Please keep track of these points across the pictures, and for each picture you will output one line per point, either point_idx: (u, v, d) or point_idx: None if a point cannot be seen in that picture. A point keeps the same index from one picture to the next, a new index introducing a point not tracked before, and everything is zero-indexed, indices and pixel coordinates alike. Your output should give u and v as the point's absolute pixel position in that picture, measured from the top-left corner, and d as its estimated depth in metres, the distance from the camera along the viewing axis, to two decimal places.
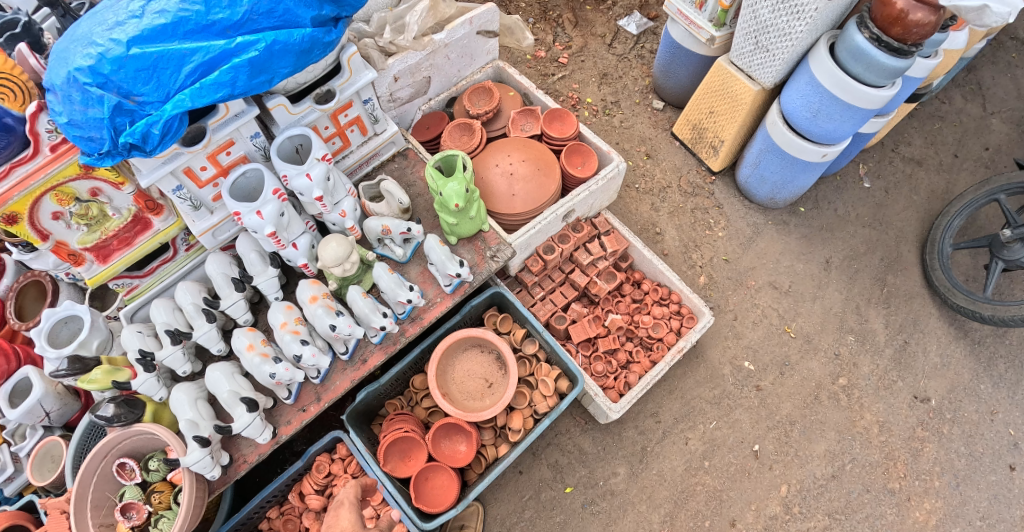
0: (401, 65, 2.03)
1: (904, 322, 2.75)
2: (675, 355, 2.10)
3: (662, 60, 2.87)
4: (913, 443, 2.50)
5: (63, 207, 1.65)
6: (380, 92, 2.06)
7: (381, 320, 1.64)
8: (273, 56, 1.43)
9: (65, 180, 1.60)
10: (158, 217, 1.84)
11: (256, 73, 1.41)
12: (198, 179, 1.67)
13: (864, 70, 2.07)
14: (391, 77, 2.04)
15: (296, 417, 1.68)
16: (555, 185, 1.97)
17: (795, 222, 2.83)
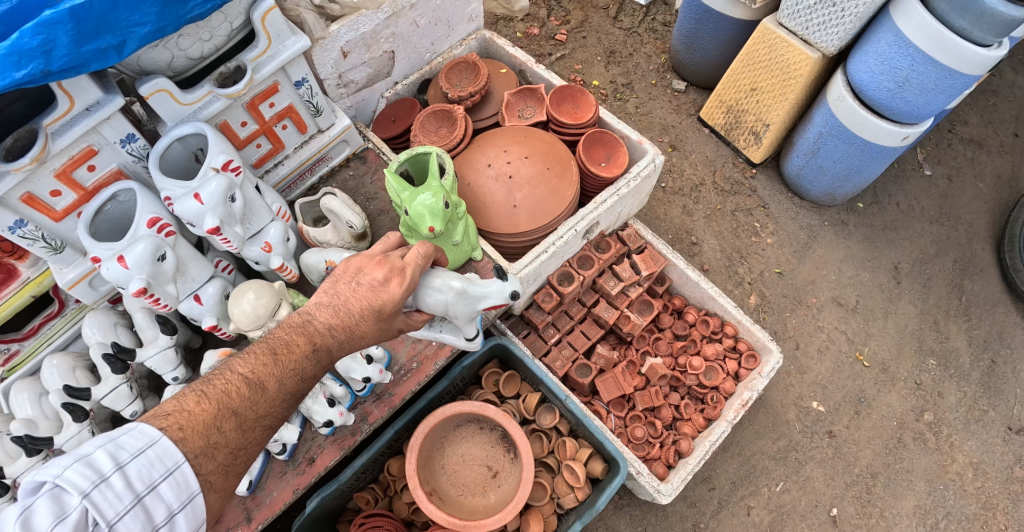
0: (349, 34, 1.51)
1: (989, 336, 2.26)
2: (738, 411, 1.56)
3: (682, 30, 2.37)
4: (1015, 488, 2.00)
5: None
6: (325, 73, 1.55)
7: (327, 412, 1.13)
8: (116, 4, 0.91)
9: None
10: (24, 262, 1.28)
11: (87, 36, 0.89)
12: (51, 210, 1.15)
13: (972, 24, 1.59)
14: (338, 50, 1.52)
15: None
16: (572, 191, 1.46)
17: (855, 221, 2.32)
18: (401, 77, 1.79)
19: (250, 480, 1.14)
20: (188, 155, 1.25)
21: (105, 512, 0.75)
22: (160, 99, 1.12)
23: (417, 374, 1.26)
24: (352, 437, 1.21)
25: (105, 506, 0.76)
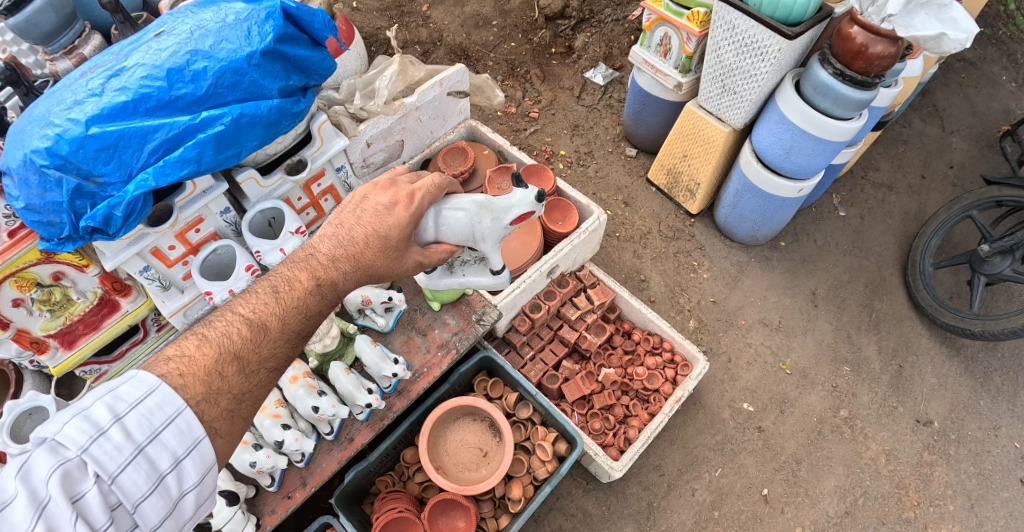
0: (373, 129, 2.03)
1: (896, 346, 2.75)
2: (673, 406, 2.05)
3: (631, 109, 3.02)
4: (922, 469, 2.45)
5: (23, 293, 1.61)
6: (353, 158, 2.04)
7: (366, 396, 1.56)
8: (240, 129, 1.40)
9: (25, 265, 1.57)
10: (125, 298, 1.82)
11: (223, 147, 1.39)
12: (167, 259, 1.66)
13: (832, 103, 2.21)
14: (364, 142, 2.03)
15: (282, 505, 1.53)
16: (536, 243, 2.03)
17: (777, 256, 2.90)
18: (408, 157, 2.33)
19: (306, 454, 1.55)
20: (265, 223, 1.75)
21: (109, 454, 0.96)
22: (250, 184, 1.66)
23: (428, 377, 1.70)
24: (381, 422, 1.64)
25: (107, 448, 0.96)
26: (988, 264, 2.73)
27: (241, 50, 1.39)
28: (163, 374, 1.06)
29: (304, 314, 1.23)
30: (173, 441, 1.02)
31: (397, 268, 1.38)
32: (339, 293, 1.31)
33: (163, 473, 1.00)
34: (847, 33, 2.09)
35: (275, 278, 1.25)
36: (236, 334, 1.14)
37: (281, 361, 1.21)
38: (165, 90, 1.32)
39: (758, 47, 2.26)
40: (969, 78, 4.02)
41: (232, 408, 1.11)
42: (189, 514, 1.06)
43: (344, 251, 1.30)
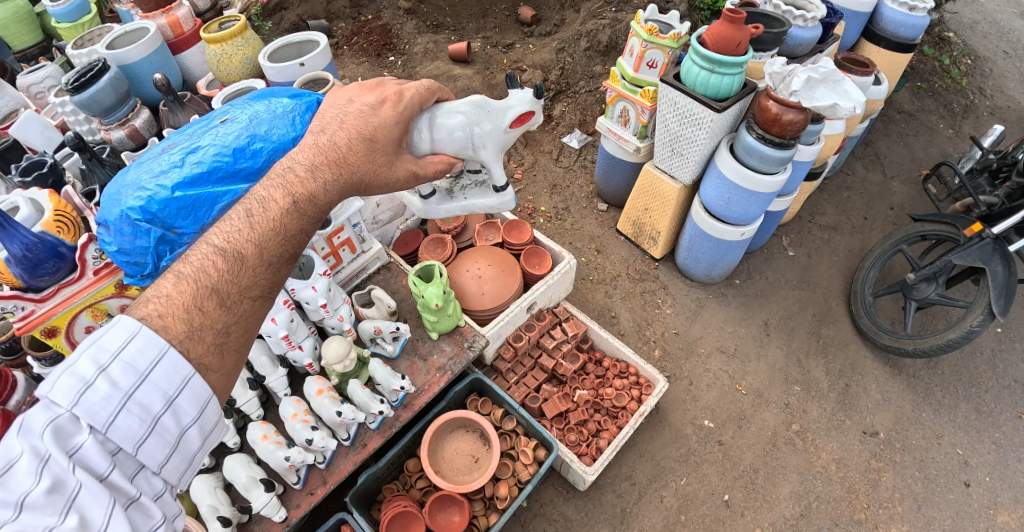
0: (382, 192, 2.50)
1: (843, 367, 3.11)
2: (638, 419, 2.41)
3: (601, 169, 3.53)
4: (871, 475, 2.76)
5: (96, 321, 2.01)
6: (365, 216, 2.50)
7: (379, 405, 1.94)
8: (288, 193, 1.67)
9: (102, 298, 1.97)
10: None
11: None
12: None
13: (759, 162, 2.60)
14: (374, 203, 2.50)
15: (306, 500, 1.87)
16: (518, 282, 2.45)
17: (732, 293, 3.35)
18: (411, 215, 2.78)
19: (327, 456, 1.91)
20: None
21: (99, 405, 1.09)
22: None
23: (428, 392, 2.08)
24: (388, 430, 2.00)
25: (97, 399, 1.09)
26: (918, 289, 3.10)
27: (288, 134, 1.65)
28: (143, 316, 1.15)
29: (282, 236, 1.30)
30: (162, 383, 1.14)
31: (384, 174, 1.47)
32: (320, 209, 1.37)
33: (158, 414, 1.14)
34: (766, 105, 2.49)
35: (251, 202, 1.31)
36: (212, 267, 1.21)
37: (265, 290, 1.29)
38: (231, 163, 1.61)
39: (694, 118, 2.69)
40: (908, 128, 4.51)
41: (218, 343, 1.21)
42: (196, 445, 1.23)
43: (324, 158, 1.38)
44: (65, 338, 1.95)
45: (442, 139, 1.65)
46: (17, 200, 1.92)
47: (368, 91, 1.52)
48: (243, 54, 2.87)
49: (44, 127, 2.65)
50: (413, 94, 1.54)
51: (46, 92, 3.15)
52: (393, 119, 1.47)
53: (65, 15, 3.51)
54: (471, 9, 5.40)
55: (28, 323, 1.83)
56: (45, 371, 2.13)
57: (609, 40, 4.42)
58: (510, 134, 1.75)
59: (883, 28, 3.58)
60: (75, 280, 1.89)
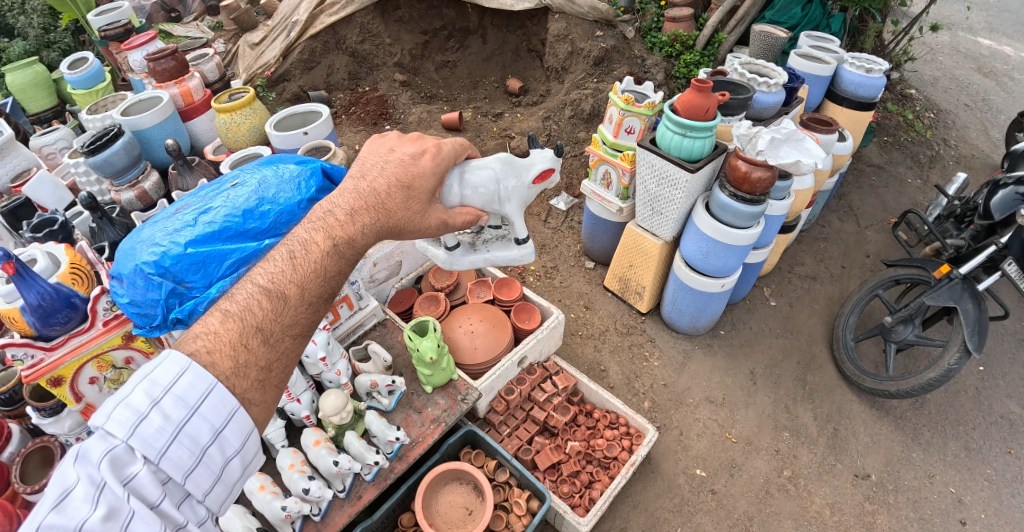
0: (380, 253, 2.65)
1: (830, 412, 3.18)
2: (630, 469, 2.46)
3: (587, 229, 3.72)
4: (866, 518, 2.77)
5: (100, 372, 2.08)
6: (363, 276, 2.63)
7: (375, 455, 2.01)
8: None
9: (107, 349, 2.05)
10: None
11: None
12: None
13: (733, 218, 2.76)
14: (372, 263, 2.64)
15: None
16: (508, 336, 2.57)
17: (717, 343, 3.45)
18: (405, 275, 2.91)
19: (322, 508, 1.95)
20: None
21: (153, 437, 1.19)
22: None
23: (422, 444, 2.15)
24: (385, 480, 2.06)
25: (151, 430, 1.19)
26: (896, 332, 3.20)
27: (295, 198, 1.83)
28: (193, 352, 1.26)
29: (321, 277, 1.38)
30: (211, 416, 1.24)
31: (418, 221, 1.53)
32: (357, 250, 1.45)
33: (206, 444, 1.24)
34: (735, 164, 2.66)
35: (292, 243, 1.39)
36: (257, 305, 1.31)
37: (304, 328, 1.37)
38: (241, 224, 1.75)
39: (672, 178, 2.88)
40: (878, 181, 4.76)
41: (260, 379, 1.30)
42: (236, 474, 1.33)
43: (363, 203, 1.46)
44: (70, 388, 2.02)
45: (470, 194, 1.75)
46: (34, 253, 2.03)
47: (408, 141, 1.60)
48: (251, 123, 3.10)
49: (56, 186, 2.84)
50: (450, 147, 1.64)
51: (58, 153, 3.35)
52: (430, 169, 1.56)
53: (82, 83, 3.81)
54: (463, 82, 5.96)
55: (36, 371, 1.90)
56: (44, 422, 2.17)
57: (592, 108, 4.74)
58: (532, 189, 1.89)
59: (844, 89, 3.86)
60: (84, 330, 1.98)
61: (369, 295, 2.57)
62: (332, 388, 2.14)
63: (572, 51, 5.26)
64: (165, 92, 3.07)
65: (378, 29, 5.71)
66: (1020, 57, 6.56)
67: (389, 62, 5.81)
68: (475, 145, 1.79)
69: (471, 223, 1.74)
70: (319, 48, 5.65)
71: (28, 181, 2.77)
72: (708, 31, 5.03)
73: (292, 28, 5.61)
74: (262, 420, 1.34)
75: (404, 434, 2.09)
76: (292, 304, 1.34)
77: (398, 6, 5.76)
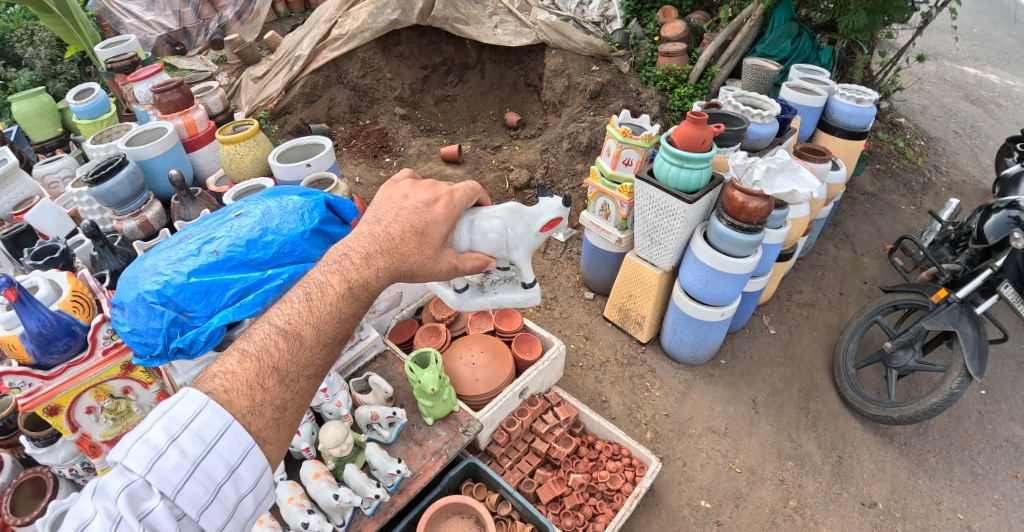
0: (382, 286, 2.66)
1: (834, 440, 3.15)
2: (633, 501, 2.42)
3: (586, 259, 3.75)
4: None
5: (97, 401, 2.08)
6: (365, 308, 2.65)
7: (375, 489, 1.96)
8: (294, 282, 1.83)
9: (106, 379, 2.05)
10: None
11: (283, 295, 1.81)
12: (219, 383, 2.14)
13: (730, 247, 2.79)
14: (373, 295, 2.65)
15: None
16: (510, 367, 2.57)
17: (718, 373, 3.44)
18: (405, 305, 2.94)
19: None
20: None
21: (170, 472, 1.20)
22: None
23: (423, 477, 2.13)
24: (385, 514, 2.04)
25: (168, 466, 1.20)
26: (897, 358, 3.20)
27: (298, 229, 1.86)
28: (210, 391, 1.27)
29: (337, 318, 1.38)
30: (226, 453, 1.24)
31: (430, 266, 1.54)
32: (371, 293, 1.45)
33: (221, 481, 1.24)
34: (732, 195, 2.70)
35: (307, 285, 1.40)
36: (274, 346, 1.31)
37: (318, 370, 1.36)
38: (244, 254, 1.78)
39: (668, 208, 2.92)
40: (873, 208, 4.82)
41: (275, 418, 1.30)
42: (250, 511, 1.31)
43: (378, 247, 1.46)
44: (66, 417, 2.02)
45: (479, 239, 1.77)
46: (36, 280, 2.04)
47: (422, 187, 1.60)
48: (254, 155, 3.16)
49: (58, 214, 2.85)
50: (462, 195, 1.63)
51: (60, 182, 3.42)
52: (444, 216, 1.56)
53: (88, 113, 3.91)
54: (462, 115, 6.09)
55: (33, 399, 1.89)
56: (38, 452, 2.14)
57: (589, 141, 4.84)
58: (540, 236, 1.91)
59: (836, 119, 3.95)
60: (83, 359, 1.98)
61: (370, 326, 2.58)
62: (332, 420, 2.13)
63: (569, 85, 5.41)
64: (170, 123, 3.15)
65: (380, 64, 5.87)
66: (1006, 85, 6.72)
67: (389, 96, 5.94)
68: (484, 193, 1.81)
69: (480, 268, 1.76)
70: (321, 82, 5.79)
71: (31, 209, 2.79)
72: (701, 65, 5.17)
73: (295, 62, 5.78)
74: (275, 457, 1.34)
75: (405, 467, 2.07)
76: (305, 344, 1.34)
77: (399, 42, 5.95)
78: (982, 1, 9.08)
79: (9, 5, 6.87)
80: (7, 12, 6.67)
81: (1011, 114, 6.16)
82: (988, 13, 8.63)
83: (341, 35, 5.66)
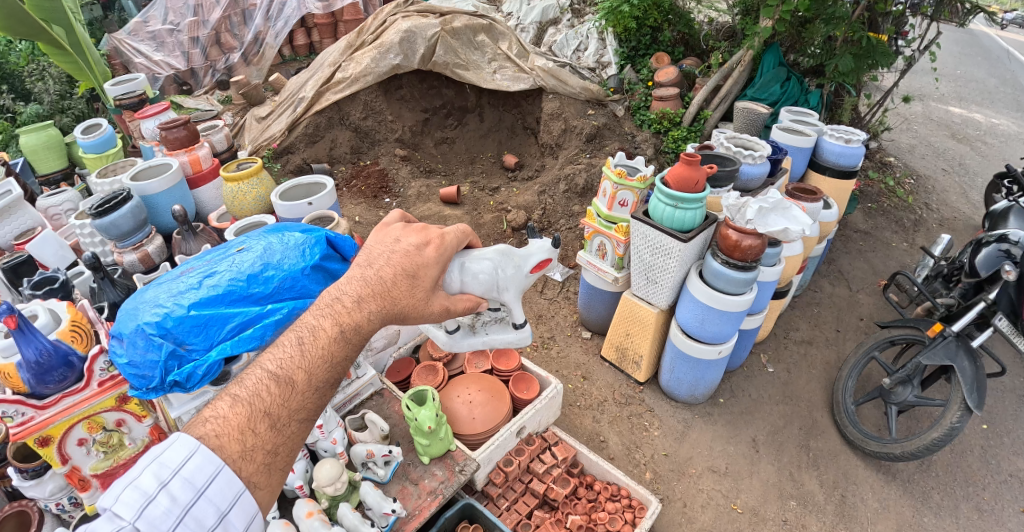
0: None
1: (836, 478, 3.11)
2: None
3: (583, 299, 3.78)
4: None
5: (89, 434, 2.08)
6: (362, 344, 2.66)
7: (369, 527, 1.95)
8: (293, 318, 1.85)
9: (99, 410, 2.06)
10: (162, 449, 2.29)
11: (282, 330, 1.83)
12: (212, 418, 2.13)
13: (726, 284, 2.82)
14: None
15: None
16: (507, 406, 2.56)
17: (717, 411, 3.42)
18: (403, 343, 2.95)
19: None
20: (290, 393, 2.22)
21: (159, 519, 1.21)
22: None
23: (418, 517, 2.10)
24: None
25: (158, 512, 1.21)
26: (895, 393, 3.19)
27: (299, 264, 1.89)
28: (201, 435, 1.27)
29: (329, 362, 1.37)
30: (217, 499, 1.24)
31: (422, 308, 1.54)
32: (363, 336, 1.44)
33: (210, 527, 1.24)
34: (725, 233, 2.75)
35: (300, 329, 1.39)
36: (266, 392, 1.30)
37: (310, 413, 1.35)
38: (245, 288, 1.81)
39: (664, 246, 2.97)
40: (866, 245, 4.89)
41: (266, 463, 1.30)
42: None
43: (370, 290, 1.47)
44: (57, 449, 2.03)
45: (470, 281, 1.79)
46: (37, 309, 2.05)
47: (413, 231, 1.63)
48: (257, 193, 3.22)
49: (60, 246, 2.92)
50: (453, 237, 1.68)
51: (63, 214, 3.48)
52: (434, 259, 1.59)
53: (94, 147, 4.02)
54: (461, 156, 6.23)
55: (25, 429, 1.90)
56: (26, 484, 2.13)
57: (585, 182, 4.95)
58: (530, 277, 1.95)
59: (826, 159, 4.06)
60: (78, 390, 1.98)
61: (367, 364, 2.57)
62: (327, 457, 2.11)
63: (566, 128, 5.58)
64: (174, 160, 3.23)
65: (381, 107, 6.05)
66: (991, 124, 6.92)
67: (390, 137, 6.08)
68: (474, 235, 1.86)
69: (472, 309, 1.78)
70: (323, 123, 5.94)
71: (33, 240, 2.85)
72: (693, 108, 5.35)
73: (299, 104, 5.95)
74: (267, 502, 1.34)
75: (400, 506, 2.04)
76: (297, 388, 1.32)
77: (400, 86, 6.18)
78: (964, 44, 9.44)
79: (22, 43, 7.09)
80: (19, 50, 6.86)
81: (997, 152, 6.33)
82: (969, 55, 8.97)
83: (345, 78, 5.86)
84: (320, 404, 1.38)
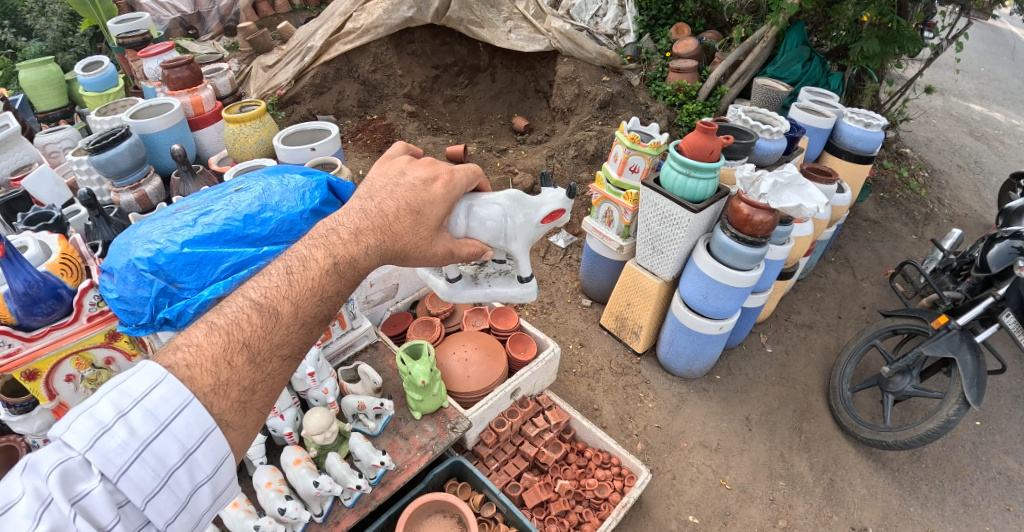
0: (376, 274, 2.64)
1: (826, 462, 3.10)
2: (620, 510, 2.38)
3: (586, 266, 3.72)
4: None
5: (77, 370, 2.05)
6: (359, 296, 2.62)
7: (357, 479, 1.95)
8: None
9: (88, 346, 2.03)
10: None
11: None
12: None
13: (734, 259, 2.75)
14: (368, 283, 2.62)
15: None
16: (502, 367, 2.52)
17: (713, 388, 3.40)
18: (400, 298, 2.91)
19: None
20: None
21: (114, 452, 1.10)
22: None
23: (406, 472, 2.08)
24: (365, 507, 1.99)
25: (112, 445, 1.10)
26: (893, 383, 3.15)
27: (297, 208, 1.82)
28: (170, 365, 1.18)
29: (318, 296, 1.31)
30: (182, 435, 1.15)
31: (424, 248, 1.49)
32: (359, 272, 1.38)
33: (173, 466, 1.15)
34: (737, 206, 2.66)
35: (289, 259, 1.34)
36: (245, 321, 1.23)
37: (294, 350, 1.28)
38: (240, 229, 1.74)
39: (674, 217, 2.89)
40: (875, 234, 4.81)
41: (242, 401, 1.21)
42: (205, 505, 1.22)
43: (369, 223, 1.41)
44: (44, 384, 1.99)
45: (476, 226, 1.74)
46: (27, 241, 1.99)
47: (420, 165, 1.58)
48: (258, 136, 3.12)
49: (56, 184, 2.83)
50: (462, 175, 1.63)
51: (61, 152, 3.39)
52: (441, 197, 1.54)
53: (95, 85, 3.89)
54: (470, 117, 6.05)
55: (11, 362, 1.85)
56: (13, 419, 2.10)
57: (595, 150, 4.86)
58: (541, 227, 1.88)
59: (843, 142, 3.94)
60: (68, 324, 1.94)
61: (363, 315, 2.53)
62: (318, 406, 2.10)
63: (579, 94, 5.42)
64: (176, 99, 3.13)
65: (392, 61, 5.86)
66: (1011, 124, 6.73)
67: (398, 93, 5.90)
68: (484, 178, 1.79)
69: (476, 255, 1.72)
70: (331, 74, 5.78)
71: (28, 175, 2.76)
72: (711, 83, 5.18)
73: (307, 53, 5.78)
74: (240, 445, 1.25)
75: (390, 459, 2.03)
76: (281, 319, 1.26)
77: (411, 41, 5.97)
78: (989, 41, 9.09)
79: None
80: None
81: (1014, 152, 6.17)
82: (995, 53, 8.66)
83: (355, 29, 5.66)
84: (304, 345, 1.31)
